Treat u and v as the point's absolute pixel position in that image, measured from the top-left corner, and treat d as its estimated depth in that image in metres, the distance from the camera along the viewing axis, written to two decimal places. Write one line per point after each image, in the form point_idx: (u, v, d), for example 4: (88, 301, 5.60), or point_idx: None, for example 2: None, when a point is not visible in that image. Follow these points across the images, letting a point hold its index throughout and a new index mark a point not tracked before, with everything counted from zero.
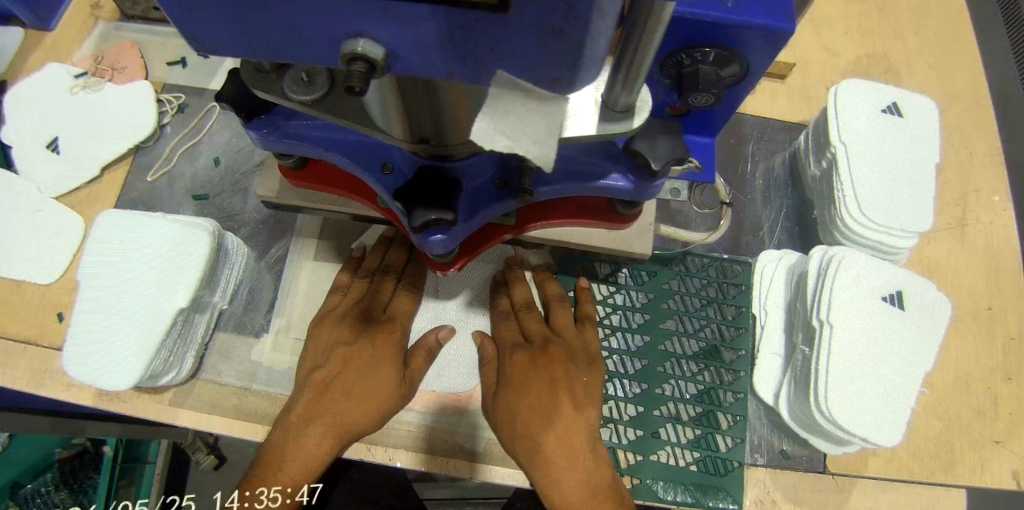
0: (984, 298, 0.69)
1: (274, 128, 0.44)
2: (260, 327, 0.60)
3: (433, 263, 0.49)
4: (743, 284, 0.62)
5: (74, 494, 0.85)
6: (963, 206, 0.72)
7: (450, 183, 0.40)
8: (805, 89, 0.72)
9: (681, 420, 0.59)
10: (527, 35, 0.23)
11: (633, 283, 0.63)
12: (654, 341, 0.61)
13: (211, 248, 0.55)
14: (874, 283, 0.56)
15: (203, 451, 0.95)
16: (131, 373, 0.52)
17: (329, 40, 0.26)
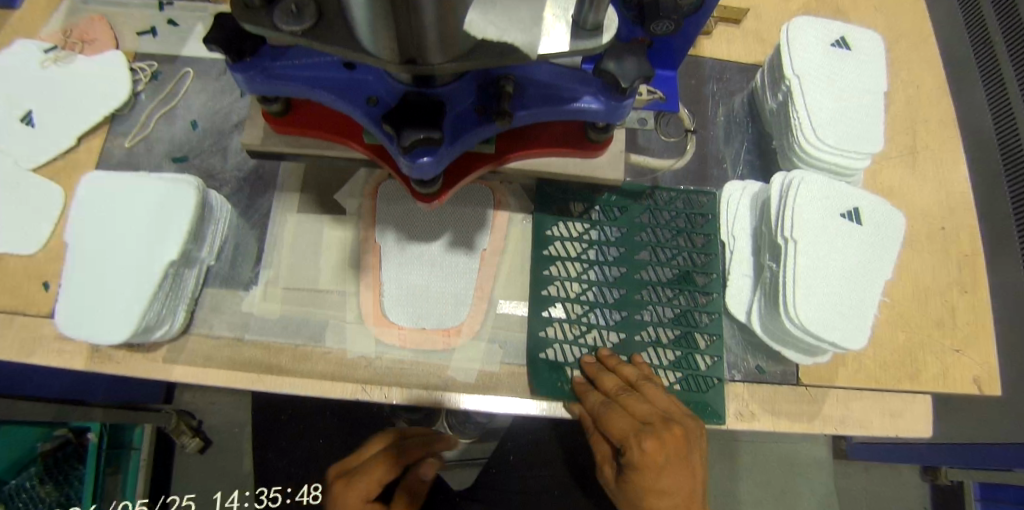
0: (937, 219, 0.74)
1: (259, 70, 0.45)
2: (248, 280, 0.60)
3: (417, 195, 0.50)
4: (709, 214, 0.64)
5: (59, 487, 0.82)
6: (913, 135, 0.77)
7: (435, 106, 0.42)
8: (759, 33, 0.75)
9: (662, 343, 0.59)
10: None
11: (605, 217, 0.62)
12: (631, 271, 0.61)
13: (198, 200, 0.56)
14: (832, 201, 0.60)
15: (188, 434, 0.94)
16: (127, 325, 0.53)
17: None
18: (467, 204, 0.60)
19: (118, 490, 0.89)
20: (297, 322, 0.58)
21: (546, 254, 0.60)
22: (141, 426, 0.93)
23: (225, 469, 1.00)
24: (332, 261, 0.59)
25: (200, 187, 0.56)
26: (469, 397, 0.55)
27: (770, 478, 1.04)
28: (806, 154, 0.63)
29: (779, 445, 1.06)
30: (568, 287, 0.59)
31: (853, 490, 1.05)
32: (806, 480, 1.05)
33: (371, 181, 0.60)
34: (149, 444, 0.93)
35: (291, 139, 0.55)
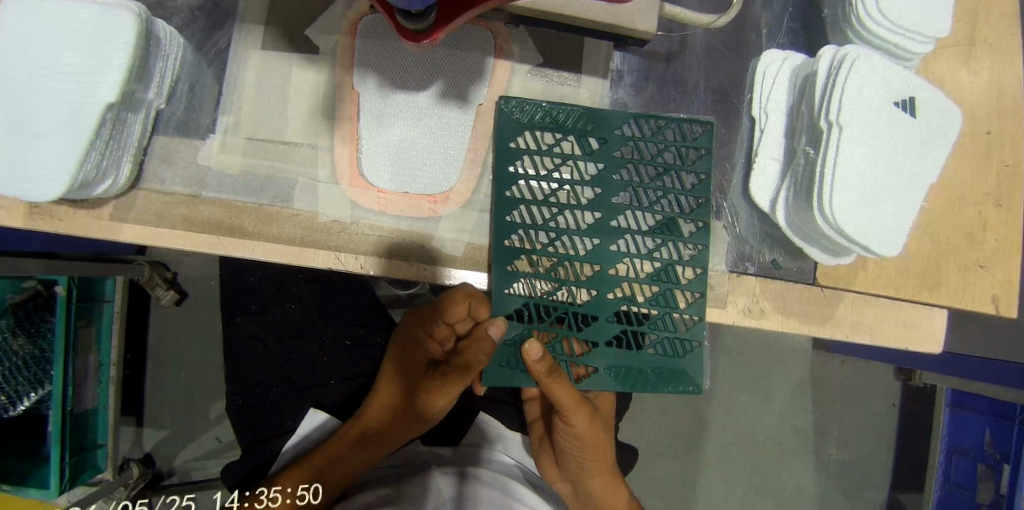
0: (982, 121, 0.64)
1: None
2: (207, 127, 0.52)
3: (404, 32, 0.40)
4: (703, 146, 0.52)
5: (33, 339, 0.81)
6: (972, 24, 0.65)
7: None
8: None
9: (636, 302, 0.51)
10: None
11: (580, 148, 0.51)
12: (608, 198, 0.51)
13: (140, 32, 0.45)
14: (889, 83, 0.52)
15: (163, 287, 0.92)
16: (60, 179, 0.44)
17: None
18: (467, 54, 0.52)
19: (93, 341, 0.86)
20: (262, 178, 0.50)
21: (510, 172, 0.50)
22: (112, 278, 0.87)
23: (199, 324, 0.99)
24: (302, 108, 0.52)
25: (144, 16, 0.45)
26: (461, 273, 0.51)
27: (748, 360, 1.04)
28: (862, 29, 0.54)
29: (759, 335, 1.05)
30: (536, 210, 0.51)
31: (827, 384, 1.04)
32: (781, 365, 1.04)
33: (351, 12, 0.51)
34: (121, 297, 0.88)
35: None
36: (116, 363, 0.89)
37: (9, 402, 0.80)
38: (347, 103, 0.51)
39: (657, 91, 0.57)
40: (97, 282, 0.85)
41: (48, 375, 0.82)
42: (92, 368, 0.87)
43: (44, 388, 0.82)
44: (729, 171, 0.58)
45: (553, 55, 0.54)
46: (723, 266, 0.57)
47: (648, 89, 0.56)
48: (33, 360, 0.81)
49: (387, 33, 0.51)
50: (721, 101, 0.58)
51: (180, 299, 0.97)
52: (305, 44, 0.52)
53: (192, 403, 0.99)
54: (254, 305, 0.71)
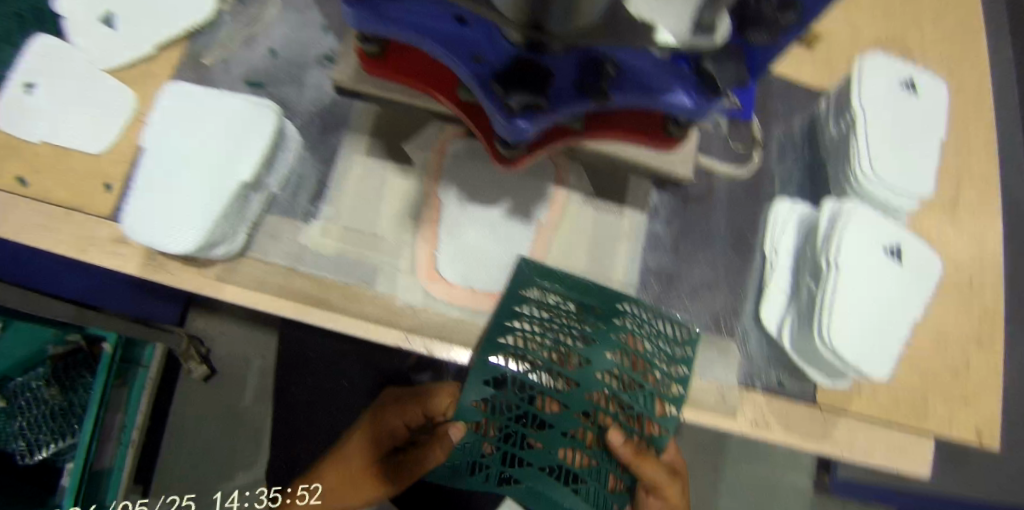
0: (966, 271, 0.73)
1: (370, 8, 0.49)
2: (309, 211, 0.63)
3: (498, 158, 0.54)
4: (689, 345, 0.59)
5: (63, 390, 0.91)
6: (958, 186, 0.75)
7: (543, 73, 0.45)
8: (827, 60, 0.75)
9: (584, 445, 0.63)
10: None
11: (584, 310, 0.59)
12: (595, 358, 0.59)
13: (275, 125, 0.59)
14: (879, 234, 0.62)
15: (195, 361, 1.00)
16: (197, 234, 0.55)
17: None
18: (533, 180, 0.63)
19: (123, 402, 0.96)
20: (351, 262, 0.60)
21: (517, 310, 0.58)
22: (151, 346, 0.99)
23: (236, 366, 1.08)
24: (393, 208, 0.62)
25: (279, 114, 0.60)
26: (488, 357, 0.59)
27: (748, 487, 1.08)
28: (857, 186, 0.66)
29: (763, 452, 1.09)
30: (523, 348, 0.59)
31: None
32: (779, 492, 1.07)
33: (441, 136, 0.63)
34: (155, 364, 1.00)
35: (380, 81, 0.56)
36: (136, 427, 0.98)
37: (29, 450, 0.90)
38: (430, 210, 0.62)
39: (684, 225, 0.67)
40: (138, 348, 0.97)
41: (72, 429, 0.91)
42: (116, 429, 0.95)
43: (65, 441, 0.91)
44: (743, 298, 0.67)
45: (602, 186, 0.64)
46: (734, 379, 0.64)
47: (679, 222, 0.67)
48: (59, 411, 0.91)
49: (471, 155, 0.63)
50: (739, 236, 0.68)
51: (208, 375, 1.05)
52: (402, 156, 0.63)
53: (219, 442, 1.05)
54: (311, 380, 0.81)
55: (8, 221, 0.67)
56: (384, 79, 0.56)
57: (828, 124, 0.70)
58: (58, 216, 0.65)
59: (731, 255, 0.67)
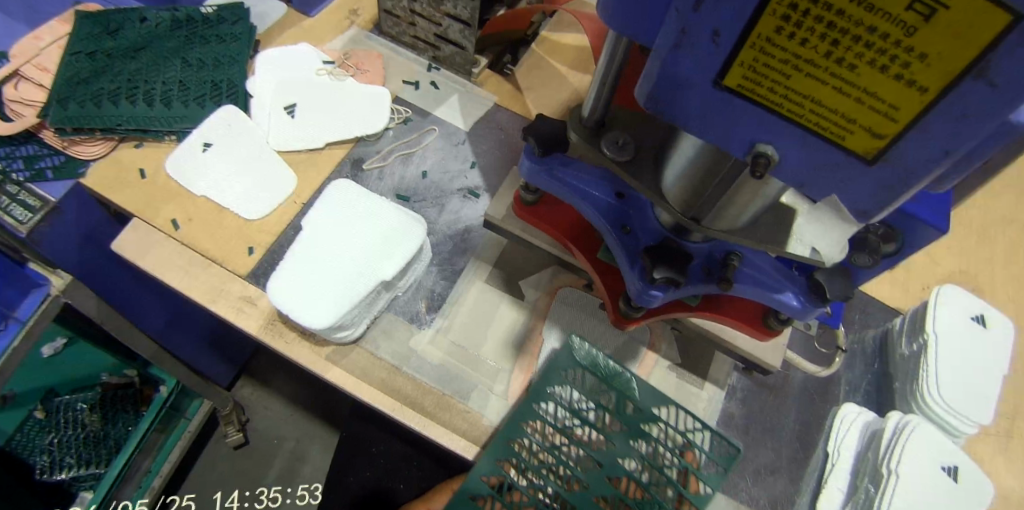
0: (1014, 503, 0.75)
1: (546, 168, 0.57)
2: (425, 321, 0.68)
3: (617, 315, 0.59)
4: (723, 465, 0.52)
5: (103, 420, 1.01)
6: (1013, 420, 0.79)
7: (683, 254, 0.52)
8: (905, 282, 0.84)
9: None
10: (868, 183, 0.33)
11: (613, 404, 0.57)
12: (614, 457, 0.56)
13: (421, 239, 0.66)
14: (939, 453, 0.65)
15: (234, 427, 1.18)
16: (330, 317, 0.61)
17: (742, 141, 0.35)
18: (629, 338, 0.70)
19: (156, 447, 1.10)
20: (452, 375, 0.66)
21: (548, 391, 0.58)
22: (198, 400, 1.15)
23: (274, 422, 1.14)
24: (500, 335, 0.68)
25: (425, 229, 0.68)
26: None
27: None
28: (924, 405, 0.70)
29: None
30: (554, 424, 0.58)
31: None
32: None
33: (555, 281, 0.71)
34: (197, 418, 1.15)
35: (527, 224, 0.64)
36: (160, 474, 1.11)
37: (50, 467, 0.97)
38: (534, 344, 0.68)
39: (755, 411, 0.73)
40: (186, 401, 1.14)
41: (98, 458, 1.01)
42: (141, 471, 1.08)
43: (89, 469, 1.00)
44: (800, 490, 0.70)
45: (689, 358, 0.70)
46: None
47: (752, 404, 0.73)
48: (92, 439, 1.00)
49: (576, 305, 0.70)
50: (805, 434, 0.73)
51: (241, 442, 1.22)
52: (519, 290, 0.70)
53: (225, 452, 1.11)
54: (368, 472, 0.87)
55: (146, 257, 0.73)
56: (530, 225, 0.64)
57: (902, 341, 0.76)
58: (199, 264, 0.73)
59: (795, 447, 0.72)
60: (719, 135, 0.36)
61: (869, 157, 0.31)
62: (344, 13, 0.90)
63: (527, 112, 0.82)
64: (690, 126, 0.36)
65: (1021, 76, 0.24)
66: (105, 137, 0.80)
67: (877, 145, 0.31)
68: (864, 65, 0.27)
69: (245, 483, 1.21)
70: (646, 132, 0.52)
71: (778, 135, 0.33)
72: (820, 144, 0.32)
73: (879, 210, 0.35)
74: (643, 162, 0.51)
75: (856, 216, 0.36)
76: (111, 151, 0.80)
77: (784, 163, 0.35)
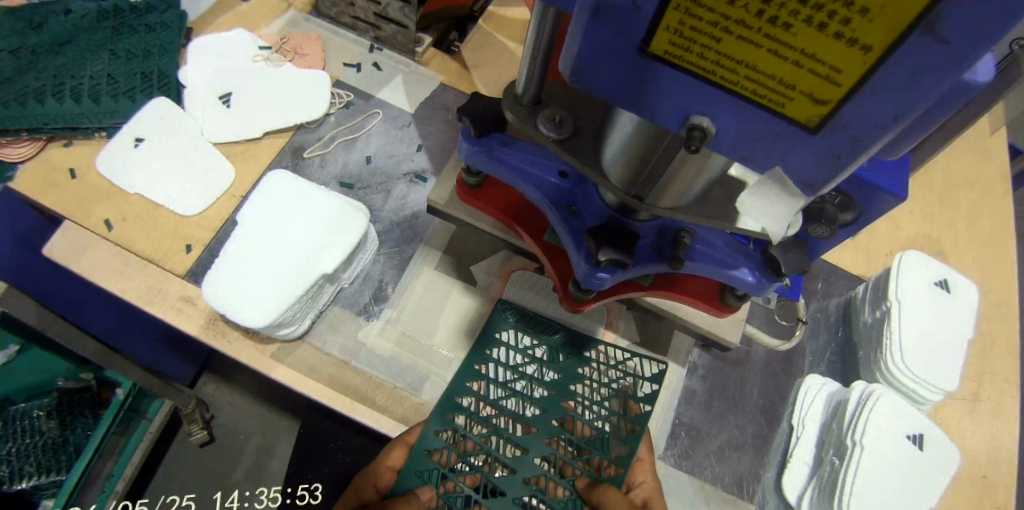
0: (979, 465, 0.74)
1: (485, 149, 0.53)
2: (373, 312, 0.66)
3: (568, 300, 0.56)
4: (655, 385, 0.62)
5: (62, 425, 0.96)
6: (978, 382, 0.78)
7: (630, 234, 0.48)
8: (868, 249, 0.83)
9: (545, 499, 0.55)
10: (812, 155, 0.30)
11: (548, 355, 0.62)
12: (558, 399, 0.60)
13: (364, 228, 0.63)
14: (904, 422, 0.64)
15: (198, 425, 1.15)
16: (268, 315, 0.58)
17: (677, 112, 0.32)
18: (586, 320, 0.68)
19: (116, 451, 1.08)
20: (403, 366, 0.64)
21: (488, 351, 0.62)
22: (157, 401, 1.14)
23: None
24: (451, 322, 0.66)
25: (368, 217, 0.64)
26: None
27: None
28: (889, 374, 0.68)
29: None
30: (501, 372, 0.61)
31: None
32: None
33: (508, 264, 0.69)
34: (158, 419, 1.13)
35: (472, 208, 0.60)
36: (123, 478, 1.08)
37: (8, 478, 0.92)
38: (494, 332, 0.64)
39: (717, 386, 0.72)
40: (146, 402, 1.11)
41: (57, 466, 0.96)
42: (102, 476, 1.06)
43: (47, 477, 0.95)
44: (766, 464, 0.69)
45: (648, 341, 0.70)
46: None
47: (713, 380, 0.72)
48: (51, 445, 0.96)
49: (530, 288, 0.68)
50: (770, 408, 0.72)
51: (207, 440, 1.19)
52: (470, 275, 0.68)
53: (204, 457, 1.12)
54: (329, 468, 0.86)
55: (78, 260, 0.69)
56: (475, 209, 0.60)
57: (865, 308, 0.74)
58: (135, 264, 0.69)
59: (760, 422, 0.71)
60: (654, 108, 0.33)
61: (810, 125, 0.29)
62: None
63: (475, 91, 0.79)
64: (624, 101, 0.33)
65: (970, 27, 0.21)
66: (33, 137, 0.75)
67: (820, 112, 0.28)
68: (798, 24, 0.24)
69: (216, 485, 1.20)
70: (587, 104, 0.47)
71: (714, 105, 0.31)
72: (759, 113, 0.29)
73: (825, 183, 0.32)
74: (583, 137, 0.46)
75: (803, 190, 0.34)
76: (40, 151, 0.75)
77: (722, 135, 0.32)
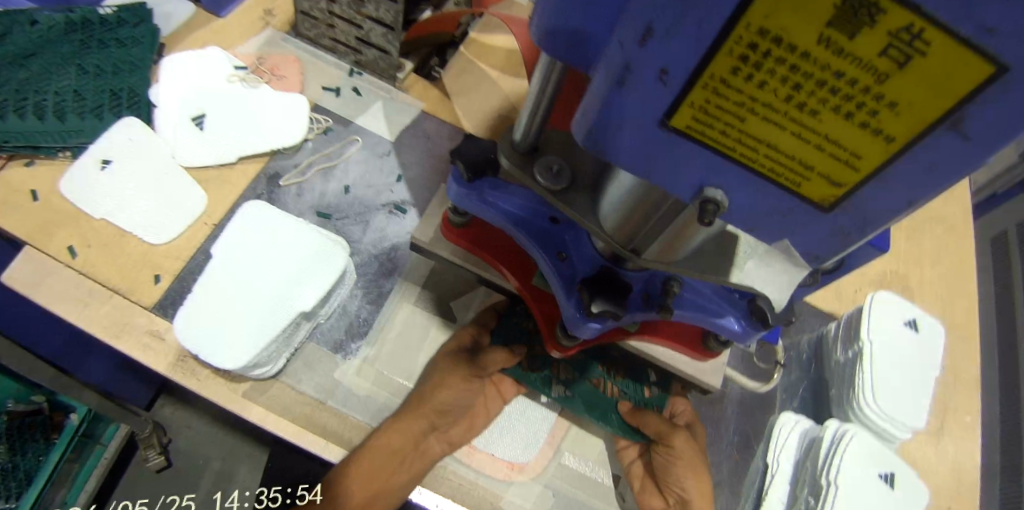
0: (943, 499, 0.77)
1: (476, 193, 0.52)
2: (349, 351, 0.64)
3: (554, 344, 0.55)
4: None
5: (12, 450, 0.89)
6: (943, 417, 0.81)
7: (622, 287, 0.48)
8: (839, 284, 0.85)
9: (615, 373, 0.63)
10: (823, 228, 0.31)
11: None
12: None
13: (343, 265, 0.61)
14: (876, 460, 0.65)
15: (155, 450, 1.10)
16: (242, 357, 0.56)
17: (690, 183, 0.31)
18: None
19: (72, 475, 1.03)
20: (381, 406, 0.63)
21: None
22: (114, 426, 1.10)
23: None
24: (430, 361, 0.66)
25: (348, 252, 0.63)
26: None
27: None
28: (860, 411, 0.70)
29: None
30: None
31: None
32: None
33: (487, 300, 0.68)
34: (114, 443, 1.10)
35: (456, 247, 0.59)
36: (78, 501, 1.06)
37: None
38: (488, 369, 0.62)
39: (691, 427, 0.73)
40: (102, 426, 1.07)
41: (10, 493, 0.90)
42: (58, 501, 1.01)
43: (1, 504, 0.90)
44: (740, 501, 0.71)
45: None
46: None
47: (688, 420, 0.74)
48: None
49: None
50: (743, 443, 0.73)
51: (163, 466, 1.16)
52: (450, 312, 0.67)
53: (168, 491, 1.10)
54: None
55: (37, 290, 0.66)
56: (459, 248, 0.59)
57: (837, 347, 0.76)
58: (99, 296, 0.66)
59: (733, 459, 0.72)
60: (666, 176, 0.32)
61: (825, 205, 0.29)
62: (258, 12, 0.84)
63: (457, 119, 0.78)
64: (634, 167, 0.32)
65: (995, 127, 0.22)
66: None
67: (836, 192, 0.28)
68: (826, 111, 0.24)
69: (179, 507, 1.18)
70: (583, 154, 0.46)
71: (730, 179, 0.30)
72: (775, 189, 0.29)
73: (831, 252, 0.33)
74: (579, 188, 0.45)
75: (809, 257, 0.34)
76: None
77: (735, 207, 0.32)
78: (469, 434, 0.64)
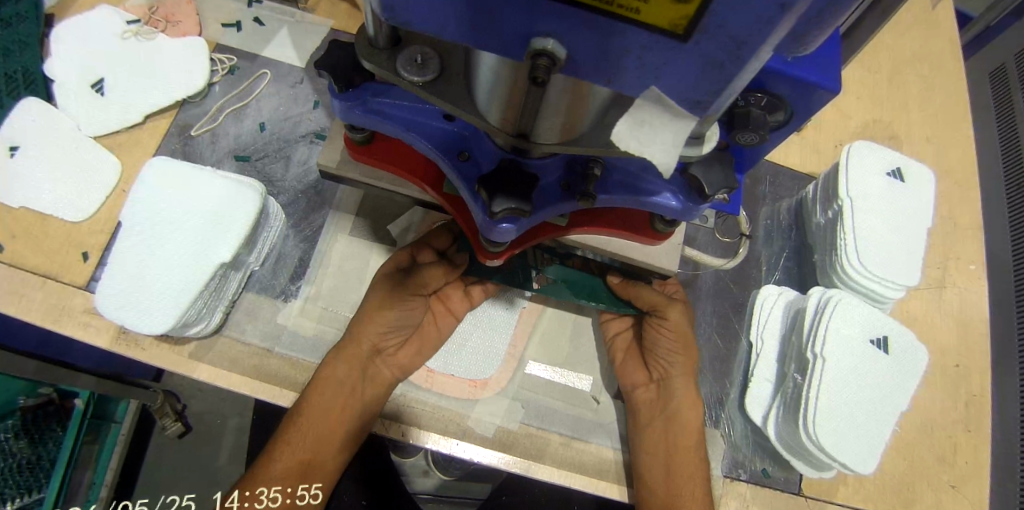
0: (951, 355, 0.72)
1: (358, 102, 0.46)
2: (288, 291, 0.62)
3: (484, 253, 0.50)
4: None
5: (34, 443, 0.88)
6: (944, 270, 0.75)
7: (530, 180, 0.42)
8: (816, 143, 0.79)
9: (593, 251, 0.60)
10: (689, 65, 0.23)
11: None
12: None
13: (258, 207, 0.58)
14: (865, 327, 0.61)
15: (171, 417, 1.06)
16: (167, 319, 0.54)
17: (518, 35, 0.25)
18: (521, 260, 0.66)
19: (93, 457, 0.98)
20: (330, 344, 0.61)
21: None
22: (125, 401, 1.04)
23: (209, 420, 1.14)
24: None
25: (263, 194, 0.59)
26: (489, 452, 0.58)
27: None
28: (844, 275, 0.65)
29: None
30: None
31: None
32: None
33: (426, 220, 0.66)
34: (129, 419, 1.04)
35: (366, 167, 0.55)
36: (104, 483, 1.00)
37: None
38: (436, 273, 0.59)
39: None
40: (112, 405, 1.01)
41: (38, 483, 0.87)
42: (85, 486, 0.97)
43: (29, 496, 0.86)
44: (728, 386, 0.68)
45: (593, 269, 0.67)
46: (717, 471, 0.64)
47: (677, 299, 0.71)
48: (26, 465, 0.87)
49: None
50: (724, 323, 0.70)
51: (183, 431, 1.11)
52: (389, 235, 0.65)
53: (186, 476, 1.11)
54: None
55: None
56: (369, 168, 0.55)
57: (817, 209, 0.70)
58: (31, 283, 0.62)
59: (716, 344, 0.69)
60: (487, 30, 0.25)
61: (681, 33, 0.21)
62: None
63: None
64: (449, 24, 0.25)
65: None
66: None
67: (685, 14, 0.20)
68: None
69: None
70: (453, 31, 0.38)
71: (561, 22, 0.23)
72: (612, 23, 0.22)
73: (714, 98, 0.24)
74: (452, 76, 0.38)
75: (690, 108, 0.26)
76: None
77: (579, 59, 0.25)
78: (417, 356, 0.61)
